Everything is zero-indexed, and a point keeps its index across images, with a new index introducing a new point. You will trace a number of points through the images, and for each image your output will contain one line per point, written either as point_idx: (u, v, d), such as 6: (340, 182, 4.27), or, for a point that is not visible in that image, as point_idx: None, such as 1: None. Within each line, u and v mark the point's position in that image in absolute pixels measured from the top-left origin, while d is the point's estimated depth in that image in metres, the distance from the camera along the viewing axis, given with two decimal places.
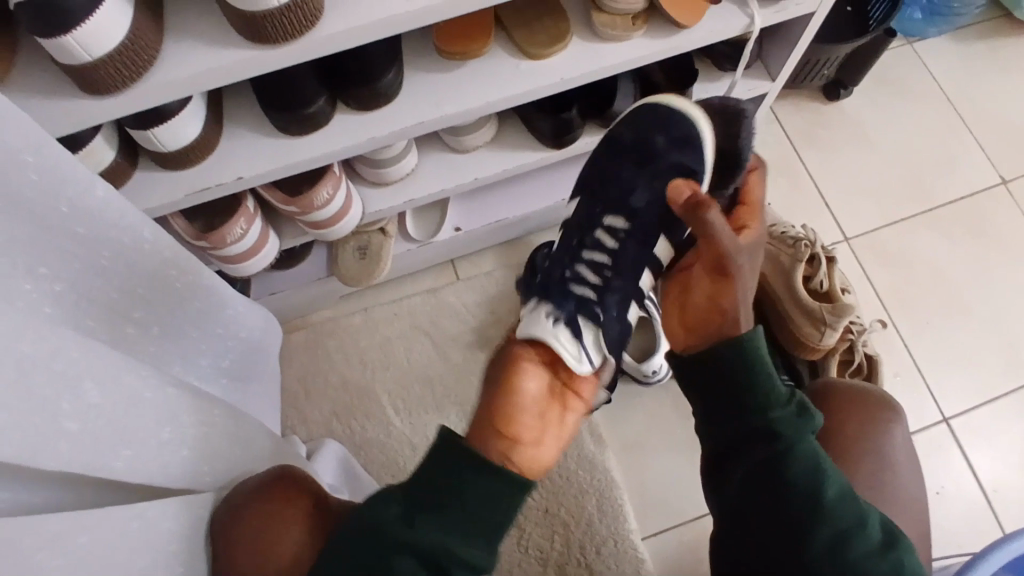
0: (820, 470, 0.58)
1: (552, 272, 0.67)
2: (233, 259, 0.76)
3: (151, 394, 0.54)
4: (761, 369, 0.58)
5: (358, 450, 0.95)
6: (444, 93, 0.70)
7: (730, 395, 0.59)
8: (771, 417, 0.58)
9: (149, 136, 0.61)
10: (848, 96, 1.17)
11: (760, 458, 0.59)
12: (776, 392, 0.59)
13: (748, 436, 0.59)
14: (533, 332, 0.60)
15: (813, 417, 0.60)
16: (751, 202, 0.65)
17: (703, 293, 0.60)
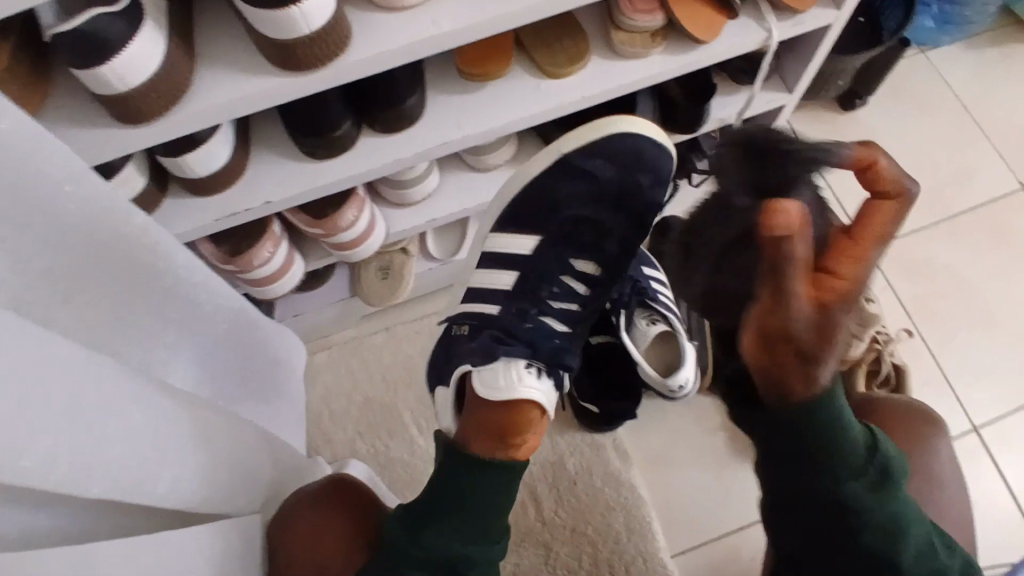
0: (898, 535, 0.56)
1: (518, 325, 0.67)
2: (260, 282, 0.77)
3: (186, 417, 0.54)
4: (839, 443, 0.53)
5: (383, 470, 0.95)
6: (465, 114, 0.71)
7: (812, 467, 0.54)
8: (849, 493, 0.55)
9: (180, 163, 0.63)
10: (863, 106, 1.17)
11: (833, 524, 0.56)
12: (854, 459, 0.54)
13: (832, 510, 0.55)
14: (516, 385, 0.62)
15: (896, 483, 0.56)
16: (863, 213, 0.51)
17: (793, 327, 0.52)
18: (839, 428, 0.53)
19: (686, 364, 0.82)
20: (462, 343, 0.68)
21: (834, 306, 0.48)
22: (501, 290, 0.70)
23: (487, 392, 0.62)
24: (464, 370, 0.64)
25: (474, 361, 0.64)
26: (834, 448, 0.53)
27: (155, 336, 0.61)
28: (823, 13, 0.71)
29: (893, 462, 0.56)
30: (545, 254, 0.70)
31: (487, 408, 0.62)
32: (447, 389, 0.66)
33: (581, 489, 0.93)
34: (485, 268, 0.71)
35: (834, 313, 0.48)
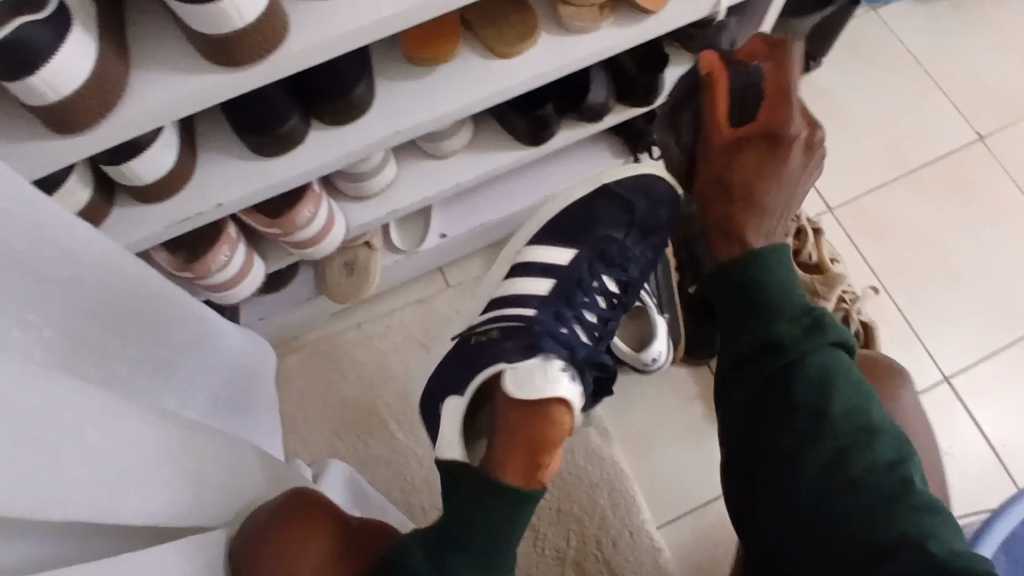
0: (827, 385, 0.58)
1: (549, 327, 0.71)
2: (220, 287, 0.75)
3: (152, 433, 0.53)
4: (766, 283, 0.62)
5: (364, 468, 0.94)
6: (418, 100, 0.70)
7: (751, 311, 0.61)
8: (774, 330, 0.60)
9: (124, 171, 0.60)
10: (817, 67, 1.17)
11: (764, 367, 0.60)
12: (777, 313, 0.60)
13: (766, 345, 0.61)
14: (554, 383, 0.66)
15: (828, 332, 0.60)
16: (778, 91, 0.63)
17: (722, 206, 0.67)
18: (760, 271, 0.62)
19: (657, 336, 0.82)
20: (489, 348, 0.70)
21: (749, 141, 0.65)
22: (535, 295, 0.73)
23: (524, 395, 0.65)
24: (500, 368, 0.67)
25: (508, 360, 0.68)
26: (763, 287, 0.62)
27: (111, 351, 0.58)
28: None
29: (826, 316, 0.61)
30: (580, 264, 0.75)
31: (523, 411, 0.65)
32: (460, 400, 0.67)
33: (564, 469, 0.93)
34: (521, 277, 0.75)
35: (754, 155, 0.65)
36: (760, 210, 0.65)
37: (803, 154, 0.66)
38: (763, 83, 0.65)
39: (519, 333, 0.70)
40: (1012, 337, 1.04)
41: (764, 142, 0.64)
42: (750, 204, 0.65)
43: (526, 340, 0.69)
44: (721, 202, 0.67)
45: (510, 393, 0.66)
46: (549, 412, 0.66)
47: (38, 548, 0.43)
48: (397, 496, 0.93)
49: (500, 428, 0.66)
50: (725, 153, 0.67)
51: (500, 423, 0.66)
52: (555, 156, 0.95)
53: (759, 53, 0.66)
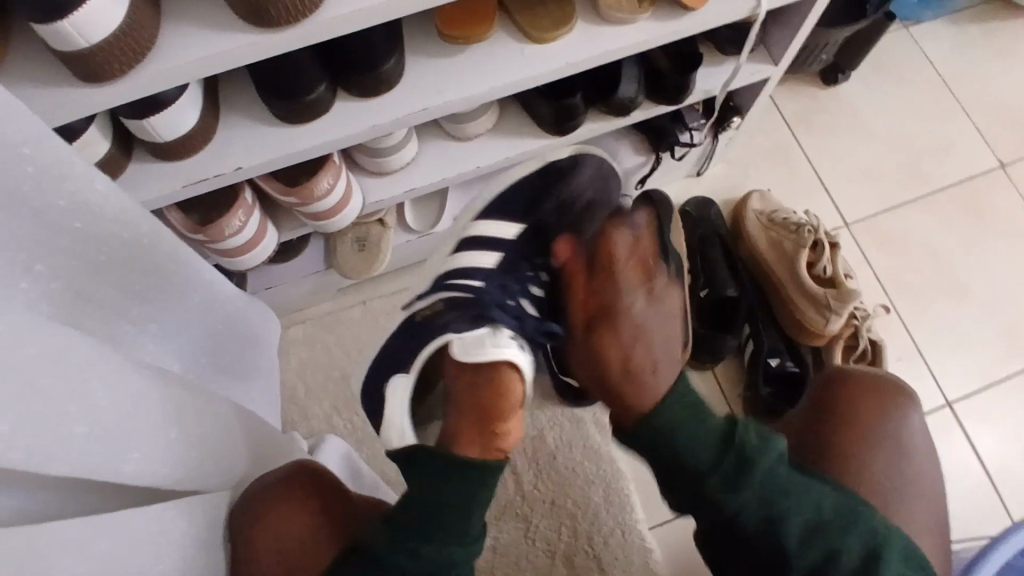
0: (776, 521, 0.55)
1: (494, 290, 0.67)
2: (231, 253, 0.74)
3: (155, 394, 0.52)
4: (685, 409, 0.58)
5: (360, 445, 0.94)
6: (447, 79, 0.69)
7: (690, 453, 0.56)
8: (701, 457, 0.56)
9: (146, 126, 0.59)
10: (845, 80, 1.16)
11: (710, 492, 0.56)
12: (705, 438, 0.56)
13: (701, 500, 0.57)
14: (501, 347, 0.62)
15: (754, 467, 0.55)
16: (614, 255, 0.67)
17: (615, 360, 0.63)
18: (672, 431, 0.57)
19: None
20: (432, 323, 0.65)
21: (601, 319, 0.65)
22: (483, 269, 0.68)
23: (467, 357, 0.62)
24: (445, 339, 0.63)
25: (455, 329, 0.63)
26: (673, 448, 0.57)
27: (119, 306, 0.58)
28: None
29: (749, 445, 0.56)
30: (528, 237, 0.71)
31: (471, 373, 0.63)
32: (406, 377, 0.65)
33: (560, 463, 0.93)
34: (467, 250, 0.70)
35: (598, 329, 0.64)
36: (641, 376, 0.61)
37: (649, 301, 0.66)
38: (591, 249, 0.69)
39: (467, 301, 0.65)
40: (1017, 367, 1.04)
41: (609, 306, 0.65)
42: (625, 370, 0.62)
43: (472, 308, 0.64)
44: (606, 331, 0.64)
45: (455, 355, 0.63)
46: (497, 375, 0.62)
47: (31, 501, 0.43)
48: (392, 476, 0.93)
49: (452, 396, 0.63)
50: (585, 334, 0.66)
51: (451, 392, 0.64)
52: None
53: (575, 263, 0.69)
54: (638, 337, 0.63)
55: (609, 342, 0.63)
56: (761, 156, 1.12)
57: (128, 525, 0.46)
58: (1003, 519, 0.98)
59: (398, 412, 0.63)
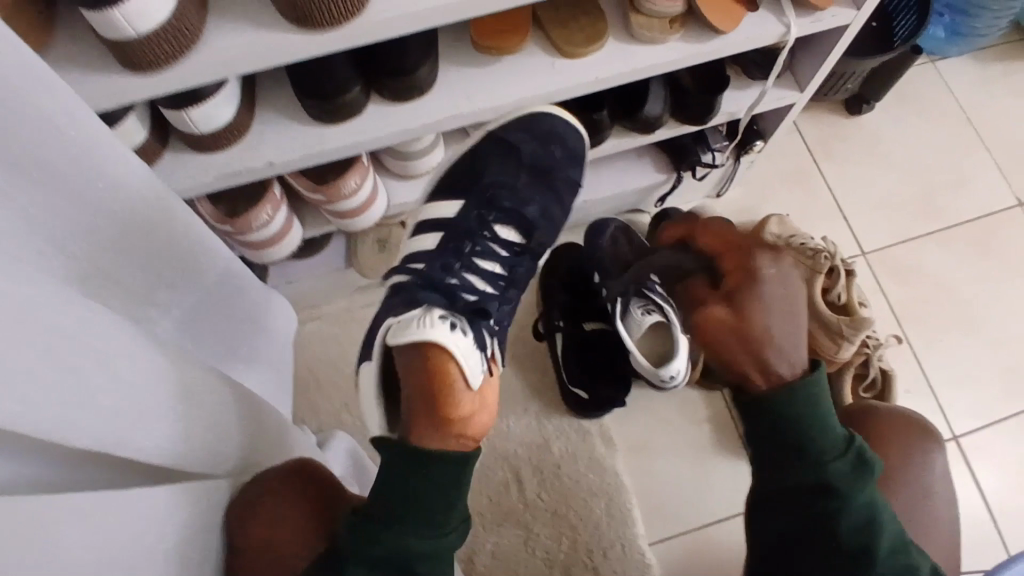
0: (872, 527, 0.57)
1: (434, 272, 0.66)
2: (257, 246, 0.76)
3: (176, 376, 0.54)
4: (820, 419, 0.58)
5: (366, 443, 0.95)
6: (477, 87, 0.70)
7: (807, 458, 0.58)
8: (829, 471, 0.58)
9: (183, 117, 0.61)
10: (869, 110, 1.17)
11: (808, 504, 0.59)
12: (831, 441, 0.58)
13: (813, 492, 0.59)
14: (427, 328, 0.58)
15: (869, 474, 0.58)
16: (738, 266, 0.64)
17: (726, 332, 0.60)
18: (815, 414, 0.58)
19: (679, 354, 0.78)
20: (380, 310, 0.65)
21: (738, 297, 0.61)
22: (425, 251, 0.69)
23: (392, 342, 0.59)
24: (385, 324, 0.60)
25: (397, 311, 0.61)
26: (810, 432, 0.58)
27: (145, 291, 0.59)
28: (842, 11, 0.71)
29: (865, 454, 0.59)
30: (467, 213, 0.71)
31: (403, 357, 0.59)
32: (371, 364, 0.60)
33: (564, 473, 0.93)
34: (415, 234, 0.71)
35: (741, 293, 0.61)
36: (777, 347, 0.59)
37: (765, 279, 0.62)
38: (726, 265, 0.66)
39: (417, 281, 0.64)
40: None
41: (736, 287, 0.62)
42: (750, 340, 0.59)
43: (418, 286, 0.64)
44: (732, 305, 0.61)
45: (385, 342, 0.60)
46: (430, 359, 0.58)
47: (48, 472, 0.44)
48: None
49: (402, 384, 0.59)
50: (725, 310, 0.61)
51: (399, 375, 0.60)
52: (598, 162, 0.95)
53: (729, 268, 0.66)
54: (787, 308, 0.61)
55: (756, 309, 0.60)
56: (780, 180, 1.13)
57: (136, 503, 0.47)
58: (1004, 559, 0.97)
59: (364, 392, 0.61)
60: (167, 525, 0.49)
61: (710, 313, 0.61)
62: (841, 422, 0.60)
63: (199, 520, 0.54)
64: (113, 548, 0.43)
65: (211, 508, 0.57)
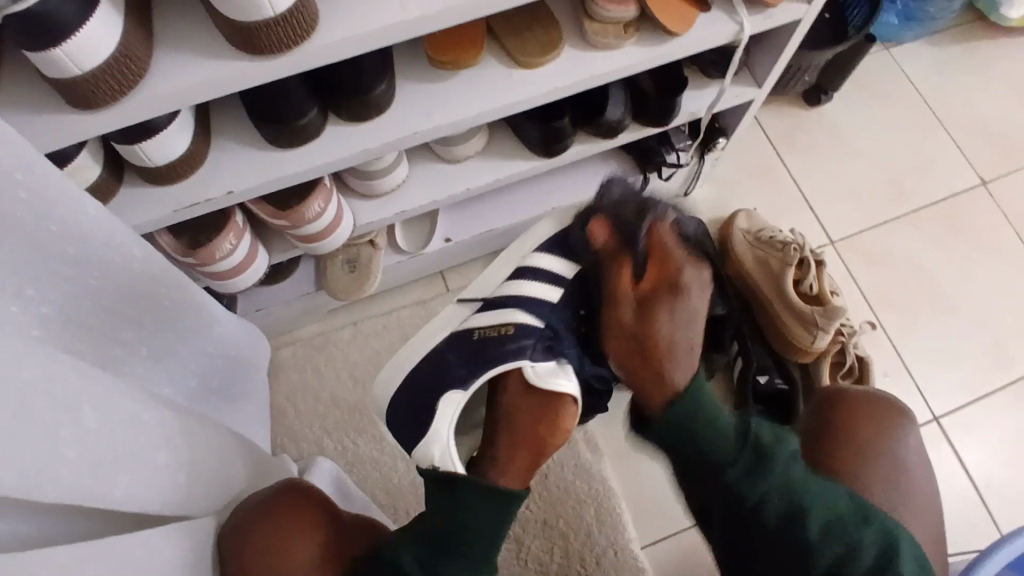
0: (800, 553, 0.55)
1: (560, 323, 0.69)
2: (222, 276, 0.74)
3: (146, 418, 0.52)
4: (707, 417, 0.57)
5: (350, 467, 0.93)
6: (436, 101, 0.69)
7: (702, 466, 0.58)
8: (727, 479, 0.57)
9: (136, 151, 0.60)
10: (828, 101, 1.19)
11: (732, 519, 0.58)
12: (724, 437, 0.57)
13: (733, 517, 0.58)
14: (566, 381, 0.66)
15: (769, 465, 0.57)
16: (659, 253, 0.66)
17: (627, 312, 0.63)
18: (702, 416, 0.57)
19: None
20: (504, 343, 0.66)
21: (659, 297, 0.63)
22: (551, 300, 0.69)
23: (536, 382, 0.65)
24: (519, 364, 0.65)
25: (529, 357, 0.66)
26: (697, 437, 0.57)
27: (109, 330, 0.57)
28: (792, 7, 0.72)
29: (761, 443, 0.57)
30: (590, 271, 0.72)
31: (529, 398, 0.65)
32: (463, 394, 0.66)
33: (552, 482, 0.93)
34: (528, 278, 0.70)
35: (655, 299, 0.63)
36: (671, 353, 0.60)
37: (678, 293, 0.63)
38: (644, 257, 0.66)
39: (535, 329, 0.67)
40: (1004, 380, 1.05)
41: (665, 277, 0.64)
42: (645, 359, 0.61)
43: (545, 338, 0.67)
44: (664, 298, 0.63)
45: (525, 379, 0.65)
46: (555, 408, 0.65)
47: (26, 526, 0.42)
48: (381, 497, 0.92)
49: (499, 412, 0.66)
50: (633, 309, 0.63)
51: (504, 405, 0.66)
52: (564, 169, 0.95)
53: (601, 234, 0.68)
54: (687, 320, 0.63)
55: (663, 318, 0.62)
56: (747, 174, 1.14)
57: (124, 551, 0.45)
58: (993, 534, 0.98)
59: (448, 426, 0.64)
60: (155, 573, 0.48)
61: (619, 274, 0.65)
62: (730, 418, 0.59)
63: (193, 562, 0.52)
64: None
65: (201, 547, 0.54)
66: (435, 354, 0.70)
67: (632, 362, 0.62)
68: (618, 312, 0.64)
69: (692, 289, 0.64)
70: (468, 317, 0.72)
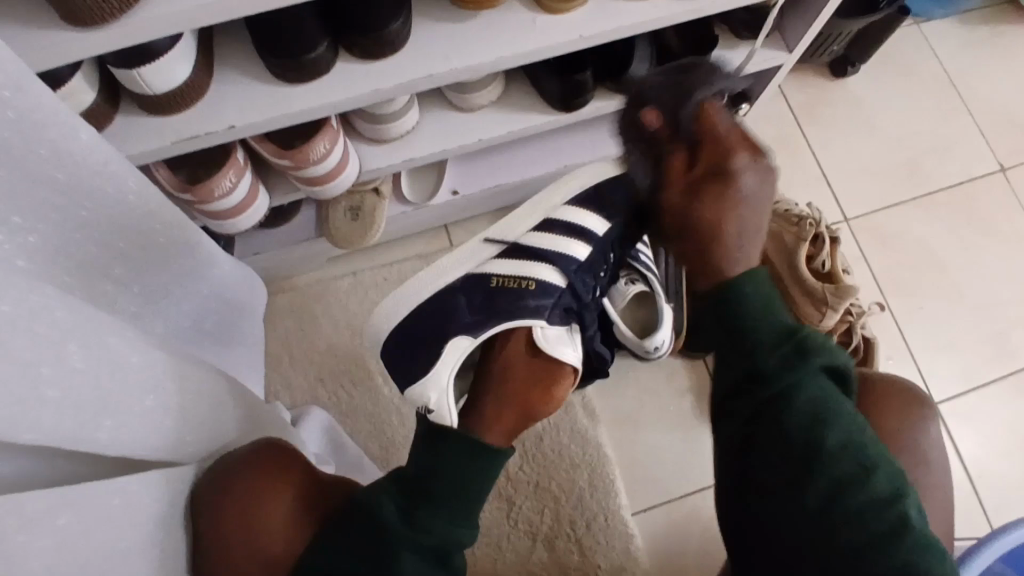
0: (816, 450, 0.50)
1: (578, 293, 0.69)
2: (221, 215, 0.71)
3: (136, 359, 0.50)
4: (756, 305, 0.51)
5: (344, 418, 0.92)
6: (453, 43, 0.65)
7: (745, 359, 0.51)
8: (761, 356, 0.51)
9: (134, 76, 0.56)
10: (853, 73, 1.14)
11: (757, 415, 0.52)
12: (768, 321, 0.51)
13: (762, 419, 0.51)
14: (568, 349, 0.66)
15: (812, 357, 0.51)
16: (721, 137, 0.58)
17: (680, 201, 0.57)
18: (743, 307, 0.51)
19: (664, 325, 0.79)
20: (522, 297, 0.66)
21: (705, 184, 0.56)
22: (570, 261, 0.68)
23: (542, 345, 0.65)
24: (528, 324, 0.65)
25: (544, 318, 0.66)
26: (743, 316, 0.51)
27: (100, 266, 0.55)
28: None
29: (810, 341, 0.51)
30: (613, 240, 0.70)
31: (529, 360, 0.65)
32: (469, 341, 0.64)
33: (547, 445, 0.92)
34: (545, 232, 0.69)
35: (705, 183, 0.56)
36: (725, 244, 0.54)
37: (731, 178, 0.56)
38: (700, 135, 0.58)
39: (557, 292, 0.67)
40: (1005, 371, 1.04)
41: (717, 154, 0.57)
42: (717, 182, 0.56)
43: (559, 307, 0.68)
44: (711, 188, 0.56)
45: (531, 337, 0.65)
46: (552, 371, 0.65)
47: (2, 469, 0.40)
48: (375, 451, 0.91)
49: (495, 371, 0.64)
50: (683, 190, 0.58)
51: (500, 365, 0.64)
52: (580, 127, 0.91)
53: (661, 129, 0.61)
54: (743, 213, 0.55)
55: (717, 201, 0.55)
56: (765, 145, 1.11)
57: (97, 500, 0.43)
58: (982, 521, 0.99)
59: (448, 371, 0.63)
60: (131, 524, 0.46)
61: (668, 163, 0.59)
62: (785, 312, 0.53)
63: (169, 514, 0.51)
64: (73, 555, 0.40)
65: (179, 499, 0.53)
66: (445, 288, 0.67)
67: (693, 247, 0.56)
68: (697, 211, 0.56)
69: (749, 188, 0.56)
70: (486, 260, 0.69)
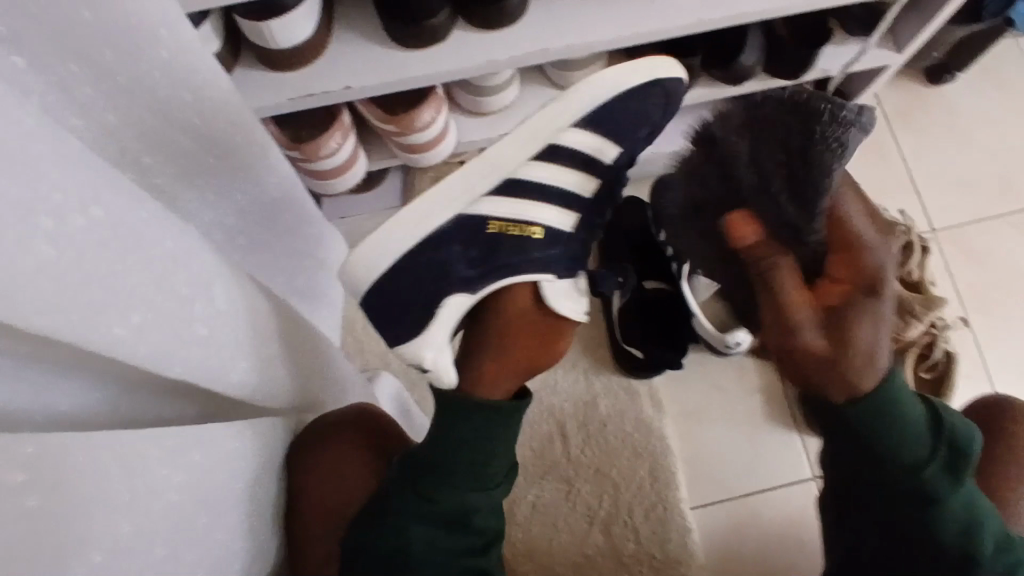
0: (970, 555, 0.52)
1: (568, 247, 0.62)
2: (323, 175, 0.73)
3: (251, 307, 0.51)
4: (912, 429, 0.52)
5: (412, 386, 0.94)
6: (566, 18, 0.65)
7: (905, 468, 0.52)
8: (935, 470, 0.52)
9: (261, 31, 0.57)
10: (952, 81, 1.10)
11: (909, 515, 0.53)
12: (913, 435, 0.52)
13: (909, 522, 0.53)
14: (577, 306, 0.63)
15: (964, 470, 0.53)
16: (851, 247, 0.50)
17: (813, 330, 0.50)
18: (891, 413, 0.51)
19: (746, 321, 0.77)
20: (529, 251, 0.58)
21: (840, 305, 0.50)
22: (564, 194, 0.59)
23: (549, 302, 0.60)
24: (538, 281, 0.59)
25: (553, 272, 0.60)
26: (884, 432, 0.51)
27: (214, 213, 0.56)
28: None
29: (956, 445, 0.53)
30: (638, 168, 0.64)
31: (538, 317, 0.61)
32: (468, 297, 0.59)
33: (610, 431, 0.92)
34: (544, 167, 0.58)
35: (852, 308, 0.49)
36: (860, 361, 0.49)
37: (877, 298, 0.49)
38: (833, 237, 0.50)
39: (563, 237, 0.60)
40: None
41: (856, 282, 0.50)
42: (844, 349, 0.49)
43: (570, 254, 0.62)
44: (863, 307, 0.49)
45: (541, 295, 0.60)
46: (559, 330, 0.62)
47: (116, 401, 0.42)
48: None
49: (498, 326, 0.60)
50: (820, 318, 0.50)
51: (497, 313, 0.61)
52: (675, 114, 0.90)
53: (744, 230, 0.51)
54: (886, 319, 0.50)
55: (863, 321, 0.49)
56: (853, 148, 1.08)
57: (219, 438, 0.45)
58: None
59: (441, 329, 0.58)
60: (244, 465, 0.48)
61: (784, 288, 0.50)
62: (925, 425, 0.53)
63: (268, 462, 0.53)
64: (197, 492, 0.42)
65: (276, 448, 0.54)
66: (432, 234, 0.57)
67: (841, 371, 0.50)
68: (804, 337, 0.50)
69: (889, 294, 0.50)
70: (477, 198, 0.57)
